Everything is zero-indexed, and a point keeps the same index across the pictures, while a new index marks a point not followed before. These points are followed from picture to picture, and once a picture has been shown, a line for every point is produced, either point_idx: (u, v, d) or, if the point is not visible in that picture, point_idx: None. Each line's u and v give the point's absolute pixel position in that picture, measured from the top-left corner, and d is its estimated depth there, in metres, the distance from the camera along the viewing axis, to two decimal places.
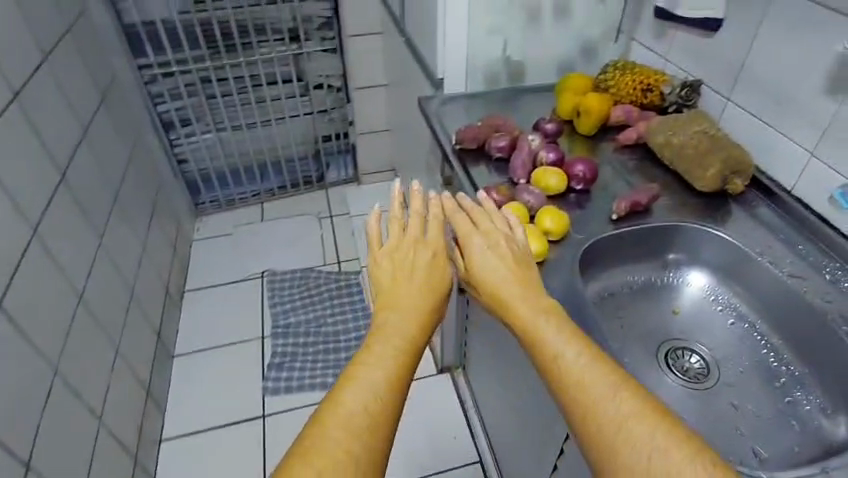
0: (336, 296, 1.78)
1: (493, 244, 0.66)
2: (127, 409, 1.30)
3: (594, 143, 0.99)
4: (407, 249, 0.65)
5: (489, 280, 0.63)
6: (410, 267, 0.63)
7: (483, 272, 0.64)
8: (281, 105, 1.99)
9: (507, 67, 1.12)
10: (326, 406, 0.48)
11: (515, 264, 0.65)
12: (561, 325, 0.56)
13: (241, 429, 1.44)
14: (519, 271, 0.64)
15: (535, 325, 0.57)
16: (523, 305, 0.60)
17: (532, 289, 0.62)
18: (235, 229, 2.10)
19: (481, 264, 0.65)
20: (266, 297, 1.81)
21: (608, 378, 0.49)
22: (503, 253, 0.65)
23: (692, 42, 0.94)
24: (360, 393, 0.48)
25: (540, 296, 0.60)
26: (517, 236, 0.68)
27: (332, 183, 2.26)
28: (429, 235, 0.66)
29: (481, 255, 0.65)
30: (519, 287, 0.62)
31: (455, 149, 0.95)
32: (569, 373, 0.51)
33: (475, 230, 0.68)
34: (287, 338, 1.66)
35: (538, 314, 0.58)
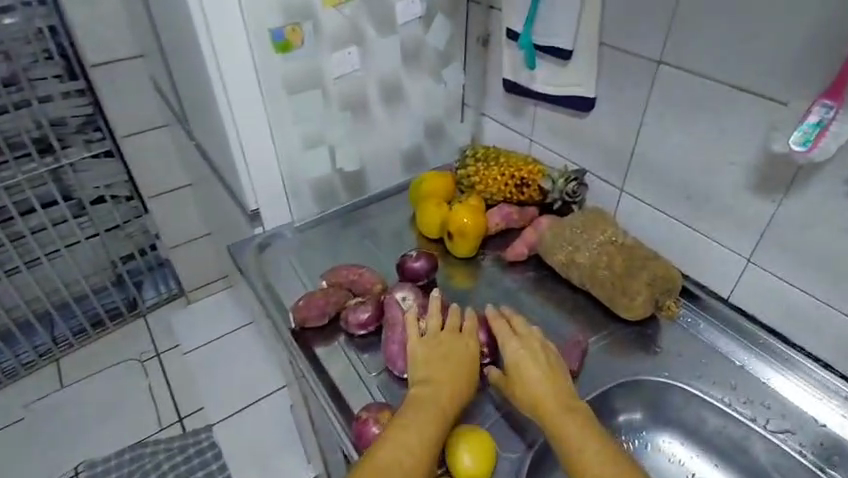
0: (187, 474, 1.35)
1: (534, 349, 0.57)
2: None
3: (477, 264, 0.77)
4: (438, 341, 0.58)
5: (524, 385, 0.55)
6: (440, 359, 0.56)
7: (514, 381, 0.55)
8: (50, 235, 1.50)
9: (342, 178, 0.84)
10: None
11: (555, 370, 0.56)
12: (606, 451, 0.49)
13: None
14: (562, 384, 0.55)
15: (574, 442, 0.50)
16: (560, 420, 0.51)
17: (572, 399, 0.54)
18: (20, 412, 1.53)
19: (515, 374, 0.56)
20: None
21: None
22: (542, 358, 0.56)
23: (560, 121, 0.76)
24: None
25: (583, 414, 0.52)
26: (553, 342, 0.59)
27: (151, 306, 1.76)
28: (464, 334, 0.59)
29: (519, 358, 0.56)
30: (559, 398, 0.53)
31: (299, 331, 0.65)
32: None
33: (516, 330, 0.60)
34: None
35: (580, 427, 0.51)
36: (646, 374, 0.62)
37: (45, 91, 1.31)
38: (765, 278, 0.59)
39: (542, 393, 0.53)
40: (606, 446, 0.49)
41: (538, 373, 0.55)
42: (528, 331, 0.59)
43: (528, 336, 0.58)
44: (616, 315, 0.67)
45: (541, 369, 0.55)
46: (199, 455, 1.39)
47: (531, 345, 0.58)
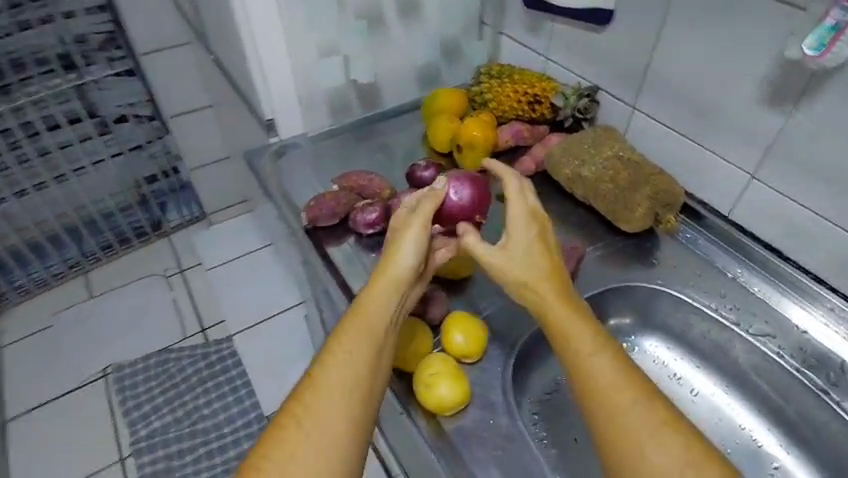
0: (208, 379, 1.46)
1: (532, 234, 0.53)
2: None
3: (484, 178, 0.79)
4: (418, 226, 0.53)
5: (515, 271, 0.51)
6: (417, 243, 0.51)
7: (503, 268, 0.51)
8: (76, 152, 1.54)
9: (356, 91, 0.85)
10: (298, 392, 0.43)
11: (553, 264, 0.52)
12: (605, 342, 0.45)
13: None
14: (558, 275, 0.51)
15: (569, 331, 0.46)
16: (554, 311, 0.48)
17: (566, 290, 0.50)
18: (55, 317, 1.63)
19: (504, 259, 0.52)
20: (117, 403, 1.43)
21: (662, 428, 0.40)
22: (541, 245, 0.52)
23: (577, 37, 0.75)
24: (331, 387, 0.42)
25: (579, 306, 0.48)
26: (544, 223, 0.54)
27: (174, 227, 1.84)
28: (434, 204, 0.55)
29: (520, 246, 0.52)
30: (554, 289, 0.49)
31: (309, 229, 0.69)
32: (604, 386, 0.43)
33: (514, 197, 0.55)
34: (156, 450, 1.33)
35: (576, 317, 0.47)
36: (639, 281, 0.65)
37: (68, 6, 1.33)
38: (767, 193, 0.60)
39: (532, 279, 0.50)
40: (602, 336, 0.46)
41: (538, 264, 0.51)
42: (526, 206, 0.55)
43: (529, 218, 0.54)
44: (617, 229, 0.69)
45: (536, 257, 0.51)
46: (220, 363, 1.49)
47: (528, 229, 0.53)
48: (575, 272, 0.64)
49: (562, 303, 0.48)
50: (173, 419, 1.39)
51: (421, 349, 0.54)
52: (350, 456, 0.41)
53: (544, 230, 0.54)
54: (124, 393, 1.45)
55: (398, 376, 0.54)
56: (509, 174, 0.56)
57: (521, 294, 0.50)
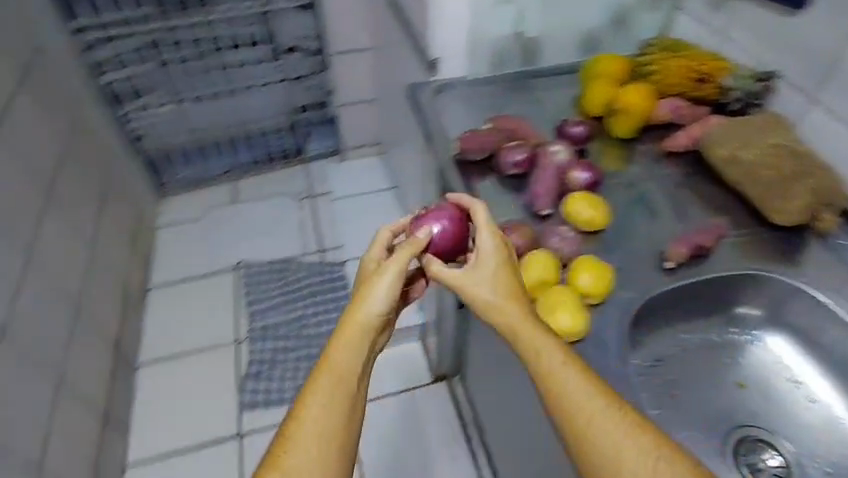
0: (318, 293, 1.60)
1: (492, 259, 0.54)
2: (79, 439, 1.10)
3: (629, 148, 0.79)
4: (389, 274, 0.54)
5: (485, 305, 0.52)
6: (383, 291, 0.53)
7: (471, 299, 0.53)
8: (248, 72, 1.74)
9: (520, 45, 0.89)
10: (281, 445, 0.49)
11: (522, 292, 0.53)
12: (570, 360, 0.47)
13: (213, 450, 1.30)
14: (522, 296, 0.52)
15: (532, 351, 0.48)
16: (519, 333, 0.49)
17: (528, 306, 0.52)
18: (203, 213, 1.87)
19: (472, 290, 0.53)
20: (241, 294, 1.62)
21: (628, 434, 0.43)
22: (505, 270, 0.53)
23: (764, 19, 0.72)
24: (312, 435, 0.48)
25: (546, 326, 0.50)
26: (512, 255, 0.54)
27: (312, 157, 2.01)
28: (480, 208, 0.57)
29: (486, 272, 0.53)
30: (522, 316, 0.50)
31: (457, 160, 0.74)
32: (575, 410, 0.45)
33: (479, 228, 0.56)
34: (265, 342, 1.50)
35: (537, 334, 0.49)
36: (779, 274, 0.63)
37: None
38: None
39: (505, 310, 0.51)
40: (570, 360, 0.47)
41: (502, 289, 0.52)
42: (489, 234, 0.55)
43: (497, 250, 0.54)
44: (763, 220, 0.67)
45: (504, 287, 0.52)
46: (331, 281, 1.63)
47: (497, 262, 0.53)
48: (710, 250, 0.64)
49: (527, 330, 0.49)
50: (284, 320, 1.55)
51: (548, 276, 0.57)
52: None
53: (506, 253, 0.55)
54: (248, 288, 1.64)
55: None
56: (478, 205, 0.58)
57: (489, 319, 0.52)
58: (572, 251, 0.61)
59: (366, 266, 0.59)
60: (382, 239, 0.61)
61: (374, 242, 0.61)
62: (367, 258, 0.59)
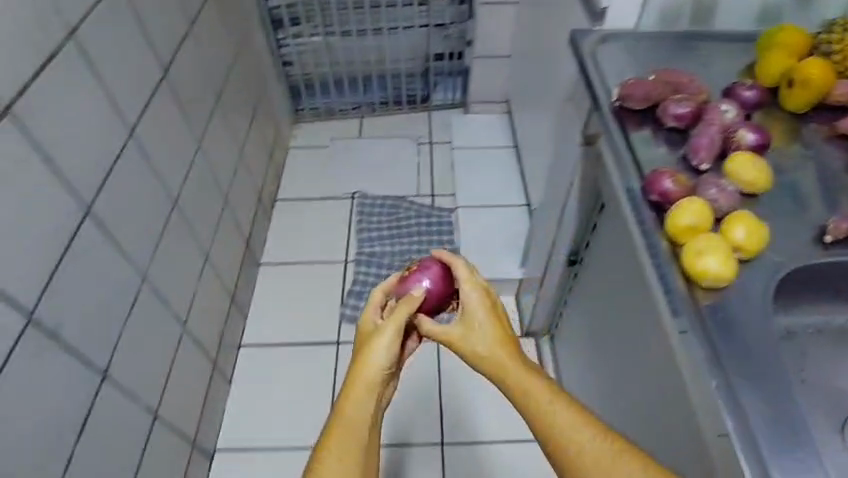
0: (424, 233, 1.68)
1: (480, 308, 0.63)
2: (213, 311, 1.26)
3: (798, 123, 0.76)
4: (387, 332, 0.60)
5: (478, 355, 0.61)
6: (383, 347, 0.59)
7: (466, 342, 0.61)
8: (396, 13, 1.81)
9: (694, 4, 0.87)
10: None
11: (509, 334, 0.62)
12: (553, 395, 0.57)
13: (315, 350, 1.45)
14: (507, 335, 0.62)
15: (517, 383, 0.58)
16: (506, 370, 0.59)
17: (513, 342, 0.61)
18: (331, 142, 1.99)
19: (467, 336, 0.61)
20: (354, 220, 1.74)
21: (617, 455, 0.53)
22: (490, 315, 0.62)
23: None
24: None
25: (528, 365, 0.59)
26: (498, 306, 0.64)
27: (437, 106, 2.06)
28: (463, 267, 0.67)
29: (477, 318, 0.62)
30: (511, 358, 0.59)
31: (615, 106, 0.76)
32: (565, 440, 0.54)
33: (464, 284, 0.65)
34: (371, 267, 1.61)
35: (522, 369, 0.58)
36: None
37: None
38: None
39: (498, 355, 0.60)
40: (554, 391, 0.57)
41: (492, 330, 0.61)
42: (474, 289, 0.65)
43: (485, 304, 0.63)
44: None
45: (493, 337, 0.61)
46: (438, 224, 1.70)
47: (487, 314, 0.63)
48: None
49: (517, 367, 0.59)
50: (388, 251, 1.65)
51: (702, 222, 0.58)
52: None
53: (487, 301, 0.64)
54: (361, 215, 1.74)
55: (670, 240, 0.60)
56: (460, 265, 0.68)
57: (482, 359, 0.61)
58: (731, 203, 0.61)
59: (364, 327, 0.65)
60: (376, 301, 0.67)
61: (368, 305, 0.67)
62: (365, 322, 0.65)
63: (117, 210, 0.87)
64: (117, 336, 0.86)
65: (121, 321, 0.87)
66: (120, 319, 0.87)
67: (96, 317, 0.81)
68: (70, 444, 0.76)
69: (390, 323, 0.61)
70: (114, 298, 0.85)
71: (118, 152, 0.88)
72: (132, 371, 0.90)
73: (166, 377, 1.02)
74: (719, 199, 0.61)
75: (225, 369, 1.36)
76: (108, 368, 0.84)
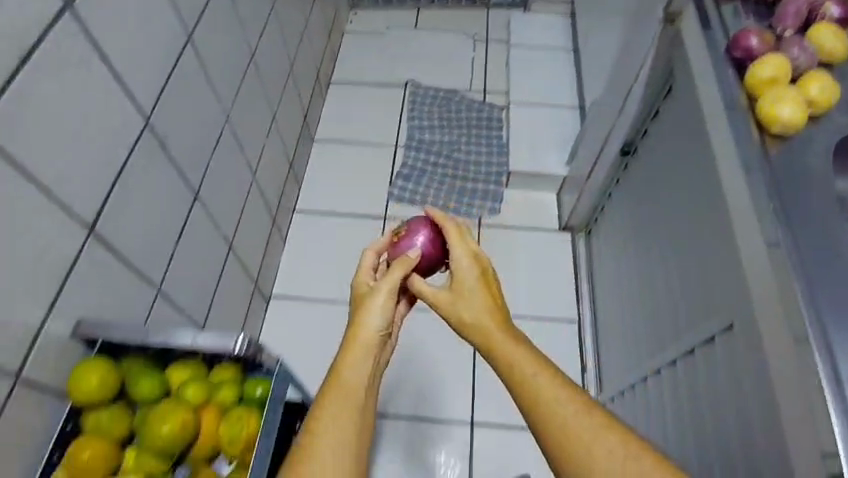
0: (474, 126, 1.72)
1: (467, 273, 0.65)
2: (276, 171, 1.35)
3: None
4: (381, 296, 0.63)
5: (467, 322, 0.63)
6: (377, 306, 0.62)
7: (455, 304, 0.64)
8: None
9: None
10: (299, 450, 0.54)
11: (498, 302, 0.64)
12: (535, 359, 0.58)
13: (364, 221, 1.54)
14: (494, 302, 0.64)
15: (501, 348, 0.60)
16: (489, 336, 0.61)
17: (499, 307, 0.64)
18: (387, 29, 1.98)
19: (453, 301, 0.64)
20: (406, 107, 1.77)
21: (599, 433, 0.54)
22: (476, 280, 0.65)
23: None
24: (330, 432, 0.55)
25: (513, 334, 0.61)
26: (487, 272, 0.66)
27: (498, 3, 2.02)
28: (455, 229, 0.70)
29: (465, 281, 0.65)
30: (499, 326, 0.62)
31: None
32: (550, 410, 0.55)
33: (453, 247, 0.67)
34: (419, 153, 1.67)
35: (505, 336, 0.61)
36: None
37: None
38: None
39: (485, 324, 0.62)
40: (538, 358, 0.59)
41: (480, 297, 0.64)
42: (463, 252, 0.67)
43: (475, 266, 0.66)
44: None
45: (482, 304, 0.63)
46: (487, 119, 1.73)
47: (477, 282, 0.65)
48: None
49: (504, 334, 0.61)
50: (437, 140, 1.69)
51: (780, 78, 0.67)
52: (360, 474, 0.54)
53: (475, 265, 0.66)
54: (413, 103, 1.77)
55: (747, 93, 0.69)
56: (452, 224, 0.70)
57: (472, 326, 0.63)
58: (809, 66, 0.69)
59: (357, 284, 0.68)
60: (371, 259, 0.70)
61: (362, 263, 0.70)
62: (359, 280, 0.68)
63: (211, 46, 0.92)
64: (205, 163, 0.94)
65: (209, 151, 0.95)
66: (208, 148, 0.95)
67: (192, 140, 0.89)
68: (170, 246, 0.86)
69: (383, 286, 0.64)
70: (205, 127, 0.92)
71: None
72: (215, 200, 1.00)
73: (238, 216, 1.12)
74: (799, 61, 0.69)
75: (281, 228, 1.46)
76: (198, 190, 0.93)
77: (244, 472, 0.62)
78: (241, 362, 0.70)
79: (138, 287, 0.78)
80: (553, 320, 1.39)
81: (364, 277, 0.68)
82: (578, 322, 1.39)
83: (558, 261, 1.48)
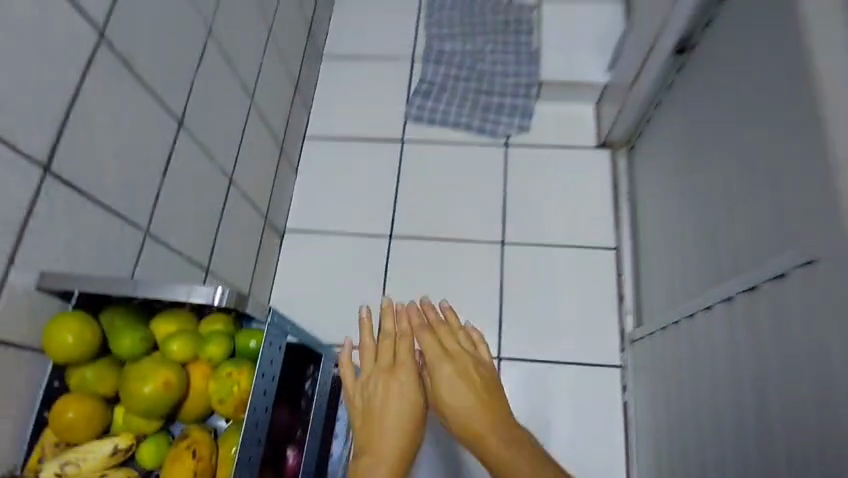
0: (500, 38, 1.41)
1: (454, 376, 0.67)
2: (278, 93, 1.18)
3: None
4: (398, 382, 0.67)
5: (456, 408, 0.65)
6: (401, 377, 0.67)
7: (442, 400, 0.66)
8: None
9: None
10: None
11: (487, 391, 0.66)
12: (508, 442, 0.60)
13: (376, 149, 1.35)
14: (482, 394, 0.66)
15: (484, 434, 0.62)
16: (470, 416, 0.64)
17: (480, 395, 0.65)
18: None
19: (431, 389, 0.69)
20: (424, 10, 1.47)
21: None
22: (462, 378, 0.67)
23: None
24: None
25: (498, 418, 0.63)
26: (473, 359, 0.70)
27: None
28: (433, 314, 0.76)
29: (445, 374, 0.68)
30: (483, 414, 0.63)
31: None
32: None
33: (437, 351, 0.69)
34: (440, 64, 1.40)
35: (496, 430, 0.62)
36: None
37: None
38: None
39: (471, 418, 0.63)
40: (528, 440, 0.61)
41: (467, 388, 0.66)
42: (452, 358, 0.69)
43: (455, 355, 0.70)
44: None
45: (473, 393, 0.65)
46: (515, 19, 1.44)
47: (463, 368, 0.68)
48: None
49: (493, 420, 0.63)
50: (460, 49, 1.41)
51: None
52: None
53: (467, 364, 0.69)
54: (429, 7, 1.47)
55: None
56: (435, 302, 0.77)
57: (459, 415, 0.64)
58: None
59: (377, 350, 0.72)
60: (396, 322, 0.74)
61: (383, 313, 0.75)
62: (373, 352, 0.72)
63: None
64: (186, 91, 0.79)
65: (181, 77, 0.78)
66: (183, 77, 0.78)
67: (161, 69, 0.73)
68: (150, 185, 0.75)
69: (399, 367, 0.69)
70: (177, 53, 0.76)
71: None
72: (203, 127, 0.85)
73: (235, 148, 0.98)
74: None
75: (293, 158, 1.31)
76: (182, 118, 0.79)
77: (237, 430, 0.56)
78: (232, 313, 0.62)
79: (122, 234, 0.67)
80: (589, 248, 1.23)
81: (381, 343, 0.72)
82: (616, 249, 1.23)
83: (597, 187, 1.29)
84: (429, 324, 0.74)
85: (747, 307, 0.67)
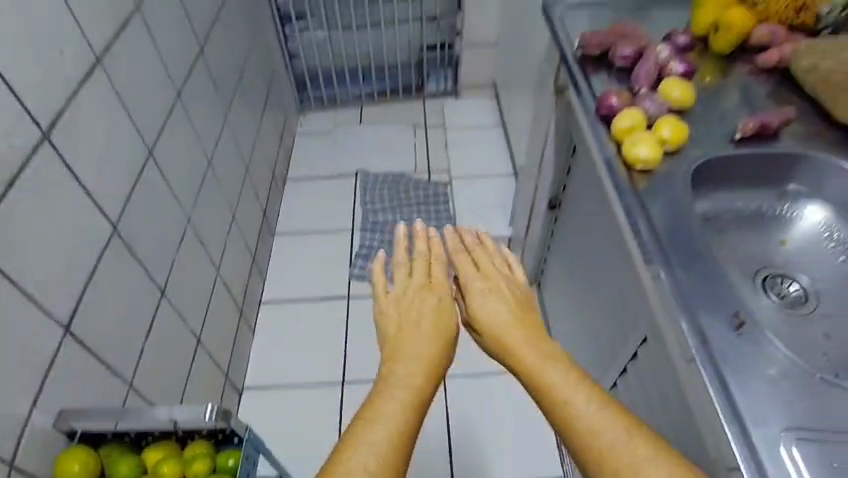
0: (423, 210, 1.74)
1: (490, 296, 0.68)
2: (239, 265, 1.38)
3: (727, 64, 0.91)
4: (430, 298, 0.67)
5: (495, 331, 0.65)
6: (436, 294, 0.68)
7: (479, 313, 0.67)
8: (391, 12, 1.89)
9: None
10: (362, 420, 0.54)
11: (524, 310, 0.67)
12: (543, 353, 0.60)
13: (324, 306, 1.53)
14: (516, 310, 0.67)
15: (521, 345, 0.62)
16: (507, 332, 0.64)
17: (516, 313, 0.66)
18: (331, 127, 2.03)
19: (473, 292, 0.69)
20: (359, 192, 1.80)
21: (630, 430, 0.52)
22: (498, 297, 0.68)
23: None
24: (392, 400, 0.55)
25: (539, 334, 0.64)
26: (508, 279, 0.71)
27: (431, 94, 2.11)
28: (470, 237, 0.78)
29: (480, 286, 0.70)
30: (521, 331, 0.64)
31: (576, 55, 0.93)
32: (580, 424, 0.54)
33: (470, 274, 0.72)
34: (376, 233, 1.68)
35: (529, 342, 0.62)
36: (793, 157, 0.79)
37: None
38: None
39: (507, 340, 0.63)
40: (562, 357, 0.60)
41: (501, 302, 0.67)
42: (485, 281, 0.70)
43: (489, 274, 0.72)
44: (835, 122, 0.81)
45: (509, 309, 0.67)
46: (434, 195, 1.77)
47: (497, 288, 0.70)
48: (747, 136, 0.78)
49: (528, 337, 0.63)
50: (391, 220, 1.72)
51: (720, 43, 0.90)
52: (416, 399, 0.56)
53: (500, 286, 0.70)
54: (364, 191, 1.80)
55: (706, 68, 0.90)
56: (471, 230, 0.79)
57: (496, 328, 0.65)
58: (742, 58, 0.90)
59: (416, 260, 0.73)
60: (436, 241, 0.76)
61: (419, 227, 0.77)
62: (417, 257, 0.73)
63: (172, 166, 1.00)
64: (167, 266, 0.98)
65: (166, 256, 0.97)
66: (166, 255, 0.97)
67: (152, 249, 0.92)
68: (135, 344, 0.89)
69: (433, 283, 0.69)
70: (164, 237, 0.96)
71: (166, 115, 0.99)
72: (179, 295, 1.02)
73: (204, 312, 1.14)
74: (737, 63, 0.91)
75: (250, 321, 1.47)
76: (164, 287, 0.97)
77: None
78: (212, 438, 0.72)
79: (112, 385, 0.79)
80: None
81: (420, 254, 0.73)
82: None
83: None
84: (462, 248, 0.76)
85: (627, 389, 0.86)
